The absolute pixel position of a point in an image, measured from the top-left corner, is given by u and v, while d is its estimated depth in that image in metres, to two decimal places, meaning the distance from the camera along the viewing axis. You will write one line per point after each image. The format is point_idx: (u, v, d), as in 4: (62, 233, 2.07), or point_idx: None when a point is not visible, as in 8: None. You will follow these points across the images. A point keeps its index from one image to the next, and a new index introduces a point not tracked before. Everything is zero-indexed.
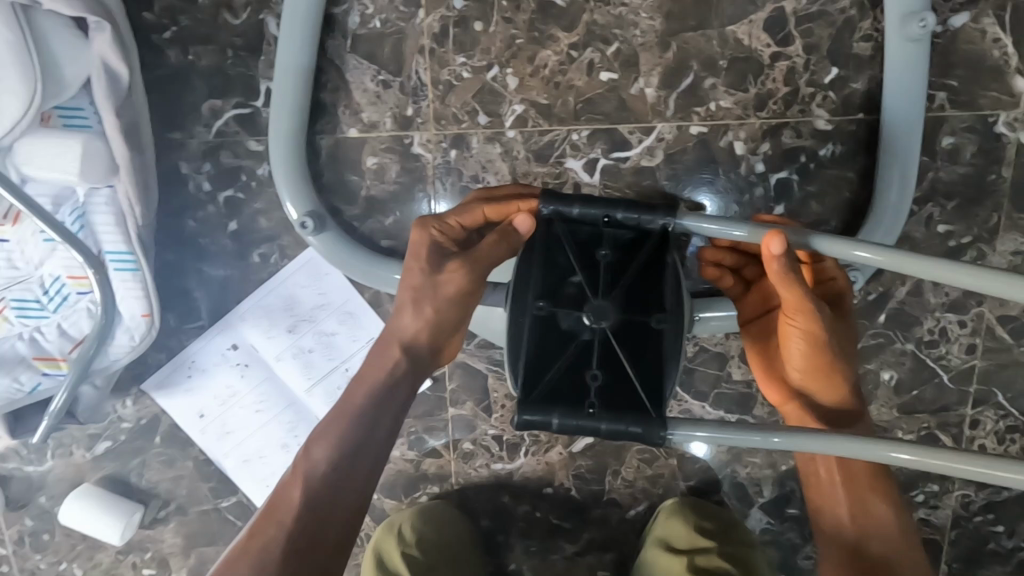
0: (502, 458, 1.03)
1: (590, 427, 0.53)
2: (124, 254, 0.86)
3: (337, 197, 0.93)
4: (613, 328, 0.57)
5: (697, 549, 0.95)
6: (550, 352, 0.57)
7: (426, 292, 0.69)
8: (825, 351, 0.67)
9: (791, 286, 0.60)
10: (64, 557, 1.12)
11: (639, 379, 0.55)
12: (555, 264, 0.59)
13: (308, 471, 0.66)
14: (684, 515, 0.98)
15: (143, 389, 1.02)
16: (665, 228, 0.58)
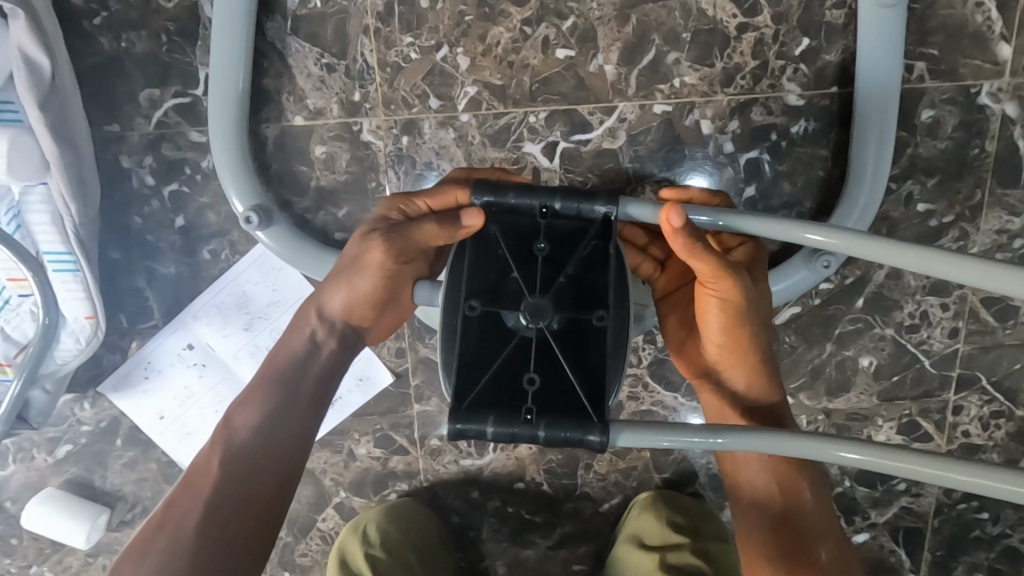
0: (471, 454, 1.00)
1: (524, 435, 0.50)
2: (63, 255, 0.83)
3: (286, 189, 0.88)
4: (551, 327, 0.53)
5: (668, 545, 0.92)
6: (485, 356, 0.53)
7: (349, 268, 0.71)
8: (739, 325, 0.64)
9: (704, 256, 0.58)
10: (34, 560, 1.10)
11: (580, 381, 0.52)
12: (491, 259, 0.56)
13: (226, 443, 0.66)
14: (655, 510, 0.95)
15: (101, 391, 1.00)
16: (606, 217, 0.55)
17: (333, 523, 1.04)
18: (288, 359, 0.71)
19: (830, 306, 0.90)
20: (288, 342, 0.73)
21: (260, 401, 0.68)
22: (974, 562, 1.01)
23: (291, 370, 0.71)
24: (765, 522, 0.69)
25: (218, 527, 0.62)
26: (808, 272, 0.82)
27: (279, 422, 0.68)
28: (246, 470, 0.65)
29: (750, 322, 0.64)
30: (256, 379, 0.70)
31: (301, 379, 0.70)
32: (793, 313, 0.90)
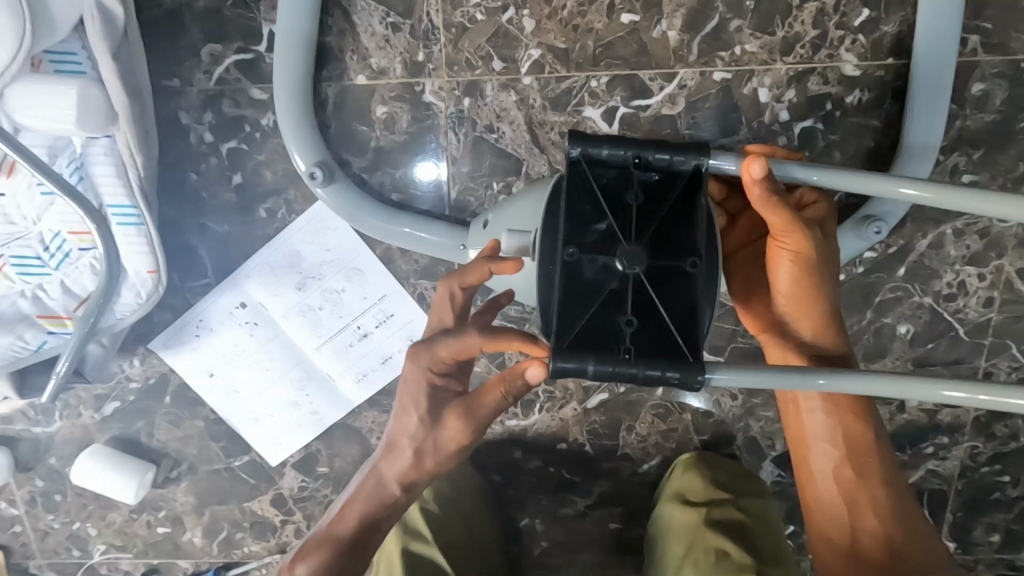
0: (517, 415, 1.03)
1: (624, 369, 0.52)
2: (126, 208, 0.83)
3: (345, 147, 0.89)
4: (646, 272, 0.55)
5: (710, 501, 0.97)
6: (582, 298, 0.55)
7: (427, 448, 0.72)
8: (813, 277, 0.67)
9: (774, 210, 0.60)
10: (77, 516, 1.12)
11: (674, 324, 0.54)
12: (585, 207, 0.57)
13: (316, 556, 0.71)
14: (699, 469, 0.99)
15: (150, 347, 1.00)
16: (697, 168, 0.57)
17: None
18: (388, 476, 0.74)
19: (872, 274, 0.93)
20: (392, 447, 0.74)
21: (357, 512, 0.74)
22: (991, 522, 1.06)
23: (386, 484, 0.74)
24: (824, 480, 0.78)
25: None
26: (856, 237, 0.85)
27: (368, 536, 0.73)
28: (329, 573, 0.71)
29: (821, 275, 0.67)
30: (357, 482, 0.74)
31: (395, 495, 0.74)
32: (837, 280, 0.93)
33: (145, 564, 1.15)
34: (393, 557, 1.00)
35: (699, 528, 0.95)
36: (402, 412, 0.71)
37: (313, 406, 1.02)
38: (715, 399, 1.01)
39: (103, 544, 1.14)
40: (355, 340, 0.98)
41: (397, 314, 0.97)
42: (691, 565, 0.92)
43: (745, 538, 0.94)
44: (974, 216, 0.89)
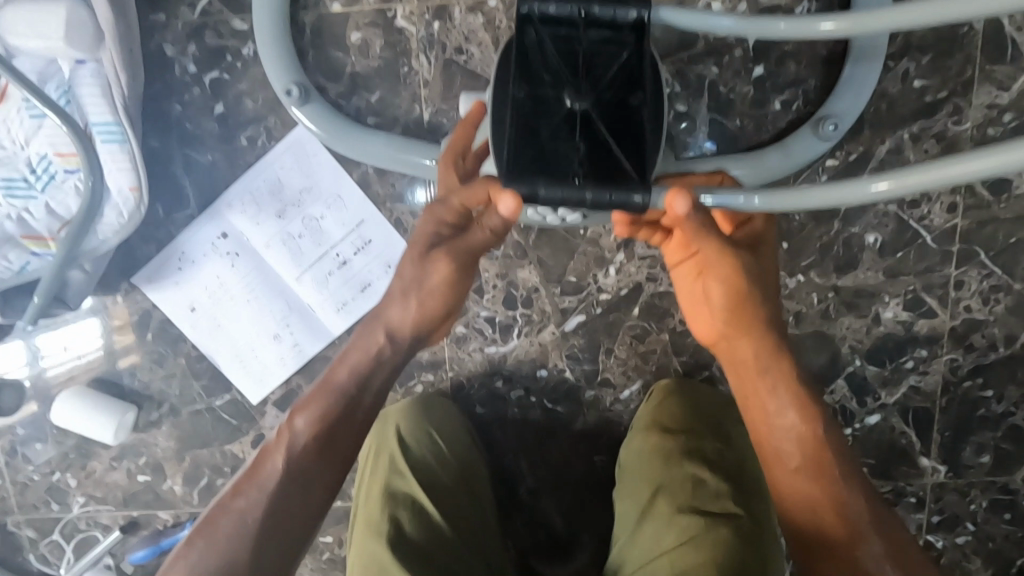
0: (496, 342, 1.03)
1: (575, 192, 0.55)
2: (111, 126, 0.87)
3: (322, 74, 0.94)
4: (592, 110, 0.59)
5: (685, 428, 0.96)
6: (536, 135, 0.58)
7: (414, 284, 0.75)
8: (745, 295, 0.73)
9: (705, 236, 0.69)
10: (57, 466, 1.12)
11: (621, 156, 0.58)
12: (537, 59, 0.61)
13: (312, 410, 0.72)
14: (678, 396, 0.98)
15: (133, 283, 1.02)
16: (639, 21, 0.62)
17: None
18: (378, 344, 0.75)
19: (836, 182, 0.95)
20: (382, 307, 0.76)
21: (348, 384, 0.74)
22: (981, 442, 1.05)
23: (376, 349, 0.75)
24: (773, 412, 0.72)
25: (287, 494, 0.69)
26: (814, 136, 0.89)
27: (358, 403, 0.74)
28: (317, 445, 0.71)
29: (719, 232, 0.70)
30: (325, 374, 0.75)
31: (386, 360, 0.76)
32: (803, 190, 0.95)
33: (124, 517, 1.13)
34: (371, 492, 0.95)
35: (674, 457, 0.94)
36: (408, 250, 0.76)
37: (293, 338, 1.03)
38: None
39: (82, 496, 1.13)
40: (334, 268, 1.00)
41: (375, 240, 0.99)
42: (665, 494, 0.91)
43: (721, 461, 0.94)
44: (929, 121, 0.92)
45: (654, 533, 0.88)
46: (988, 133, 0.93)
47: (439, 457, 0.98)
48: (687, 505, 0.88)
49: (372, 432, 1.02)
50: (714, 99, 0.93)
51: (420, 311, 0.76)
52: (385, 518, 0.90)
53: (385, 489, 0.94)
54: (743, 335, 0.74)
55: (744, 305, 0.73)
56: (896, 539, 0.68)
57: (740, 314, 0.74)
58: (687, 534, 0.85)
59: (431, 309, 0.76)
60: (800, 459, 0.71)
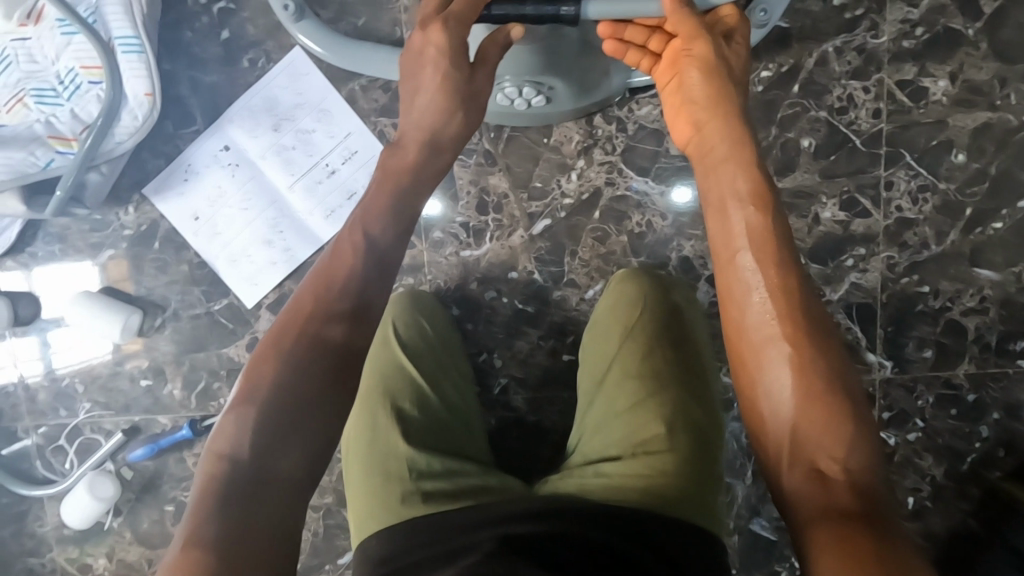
0: (470, 246, 1.13)
1: (520, 9, 0.86)
2: (130, 38, 0.99)
3: (315, 3, 1.07)
4: None
5: (644, 308, 1.01)
6: None
7: (461, 90, 0.87)
8: (718, 79, 0.83)
9: (687, 23, 0.84)
10: (67, 373, 1.21)
11: None
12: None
13: (378, 210, 0.82)
14: (635, 279, 1.04)
15: (144, 194, 1.14)
16: None
17: None
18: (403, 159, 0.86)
19: (771, 92, 1.06)
20: (411, 127, 0.88)
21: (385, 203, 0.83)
22: (921, 336, 1.12)
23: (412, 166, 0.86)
24: (723, 190, 0.77)
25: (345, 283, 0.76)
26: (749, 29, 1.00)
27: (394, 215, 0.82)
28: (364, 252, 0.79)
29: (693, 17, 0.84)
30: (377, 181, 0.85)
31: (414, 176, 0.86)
32: None
33: (126, 422, 1.21)
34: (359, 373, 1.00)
35: (631, 335, 1.00)
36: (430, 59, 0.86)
37: (285, 243, 1.13)
38: (648, 220, 1.11)
39: (88, 402, 1.21)
40: (323, 177, 1.12)
41: (361, 150, 1.11)
42: (623, 367, 0.97)
43: (674, 334, 1.00)
44: (850, 35, 1.04)
45: (613, 399, 0.95)
46: (903, 45, 1.05)
47: (417, 344, 1.03)
48: (645, 375, 0.95)
49: None
50: None
51: (444, 113, 0.87)
52: (374, 390, 0.97)
53: (371, 367, 1.00)
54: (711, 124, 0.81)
55: (719, 95, 0.82)
56: (824, 329, 0.68)
57: (709, 109, 0.82)
58: (639, 398, 0.93)
59: (471, 110, 0.89)
60: (738, 232, 0.73)
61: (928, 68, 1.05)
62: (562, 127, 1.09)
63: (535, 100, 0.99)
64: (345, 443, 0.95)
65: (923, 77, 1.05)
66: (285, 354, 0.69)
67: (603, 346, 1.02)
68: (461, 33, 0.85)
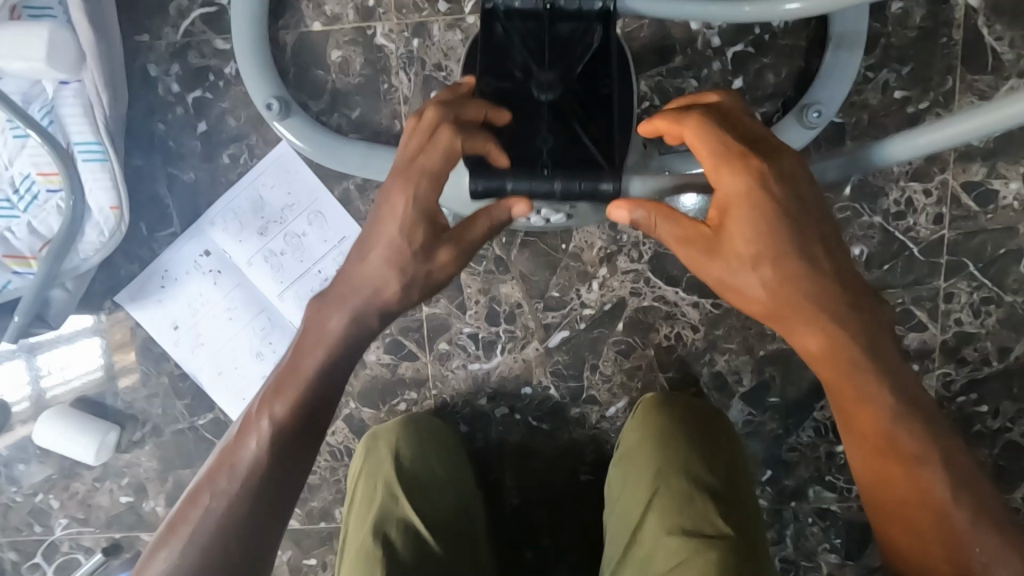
0: (479, 358, 1.02)
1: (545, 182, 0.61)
2: (92, 145, 0.87)
3: (305, 93, 0.94)
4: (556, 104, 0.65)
5: (680, 447, 0.93)
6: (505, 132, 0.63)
7: (416, 279, 0.62)
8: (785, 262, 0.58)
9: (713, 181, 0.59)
10: (41, 487, 1.10)
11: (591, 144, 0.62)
12: (503, 51, 0.65)
13: (287, 394, 0.63)
14: (662, 405, 0.97)
15: (117, 301, 1.02)
16: (605, 9, 0.67)
17: (343, 436, 1.06)
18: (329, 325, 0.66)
19: None
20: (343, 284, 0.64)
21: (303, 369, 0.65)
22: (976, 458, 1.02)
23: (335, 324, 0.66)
24: (865, 389, 0.59)
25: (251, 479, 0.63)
26: (799, 129, 0.87)
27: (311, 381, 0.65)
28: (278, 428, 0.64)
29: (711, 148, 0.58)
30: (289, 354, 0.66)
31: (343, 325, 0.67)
32: None
33: (107, 540, 1.11)
34: (358, 514, 0.90)
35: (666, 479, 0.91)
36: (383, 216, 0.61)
37: (276, 356, 1.03)
38: (678, 332, 1.00)
39: (65, 518, 1.11)
40: (316, 285, 1.00)
41: None
42: (658, 515, 0.87)
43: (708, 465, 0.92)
44: None
45: (648, 556, 0.84)
46: (972, 143, 0.92)
47: (429, 481, 0.95)
48: (681, 528, 0.84)
49: (360, 447, 0.99)
50: None
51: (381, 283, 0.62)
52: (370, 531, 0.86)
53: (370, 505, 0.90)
54: (838, 301, 0.58)
55: (790, 286, 0.58)
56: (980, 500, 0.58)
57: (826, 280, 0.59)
58: (680, 556, 0.80)
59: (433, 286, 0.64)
60: (894, 440, 0.59)
61: (999, 168, 0.92)
62: (583, 232, 0.98)
63: (555, 218, 0.86)
64: None
65: (993, 178, 0.93)
66: (167, 560, 0.59)
67: (637, 489, 0.92)
68: (433, 195, 0.60)
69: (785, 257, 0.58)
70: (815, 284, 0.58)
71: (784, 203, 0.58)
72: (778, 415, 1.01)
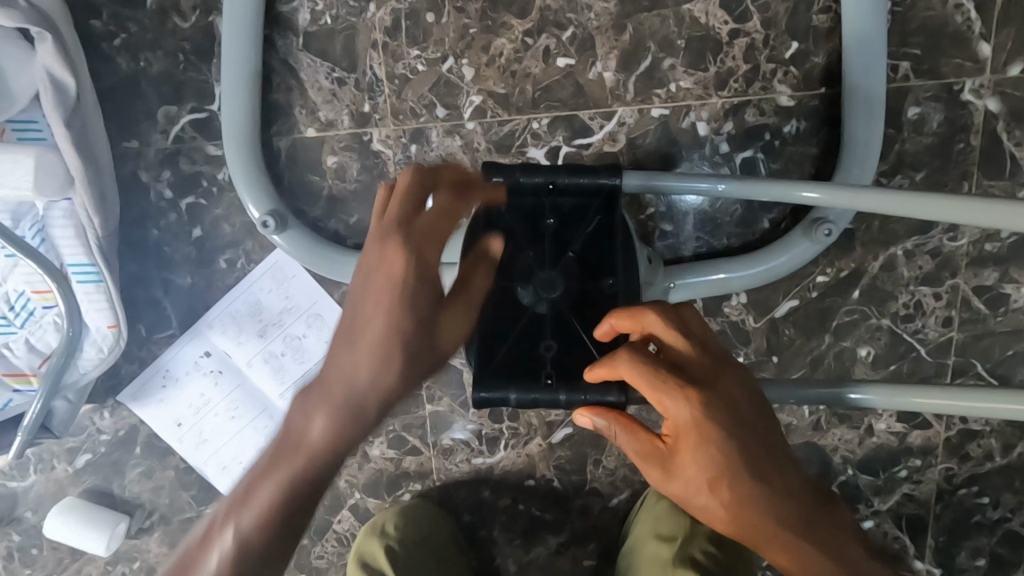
0: (482, 453, 1.02)
1: (549, 394, 0.61)
2: (86, 267, 0.86)
3: (300, 198, 0.92)
4: (560, 297, 0.66)
5: (688, 535, 0.90)
6: (502, 328, 0.65)
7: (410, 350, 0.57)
8: (739, 473, 0.52)
9: (652, 396, 0.53)
10: (52, 571, 1.11)
11: (592, 343, 0.64)
12: (502, 237, 0.67)
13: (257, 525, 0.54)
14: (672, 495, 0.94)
15: (119, 400, 1.02)
16: (610, 189, 0.68)
17: (348, 524, 1.06)
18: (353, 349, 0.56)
19: (827, 298, 0.93)
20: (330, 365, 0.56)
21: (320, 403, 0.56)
22: (977, 547, 1.01)
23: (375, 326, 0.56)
24: None
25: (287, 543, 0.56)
26: (806, 242, 0.84)
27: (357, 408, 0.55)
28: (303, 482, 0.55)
29: (648, 358, 0.54)
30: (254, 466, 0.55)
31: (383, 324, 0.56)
32: (792, 306, 0.93)
33: None
34: None
35: (673, 564, 0.87)
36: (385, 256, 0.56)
37: None
38: None
39: None
40: None
41: None
42: None
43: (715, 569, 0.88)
44: (923, 238, 0.90)
45: None
46: (984, 248, 0.90)
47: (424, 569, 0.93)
48: None
49: (362, 533, 0.99)
50: (698, 218, 0.91)
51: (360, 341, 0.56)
52: None
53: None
54: (800, 519, 0.52)
55: (755, 492, 0.52)
56: None
57: (787, 494, 0.52)
58: None
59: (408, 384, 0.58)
60: None
61: (1011, 273, 0.90)
62: None
63: None
64: None
65: (1005, 283, 0.91)
66: None
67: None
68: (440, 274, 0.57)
69: (746, 482, 0.52)
70: (779, 507, 0.52)
71: (733, 427, 0.52)
72: None
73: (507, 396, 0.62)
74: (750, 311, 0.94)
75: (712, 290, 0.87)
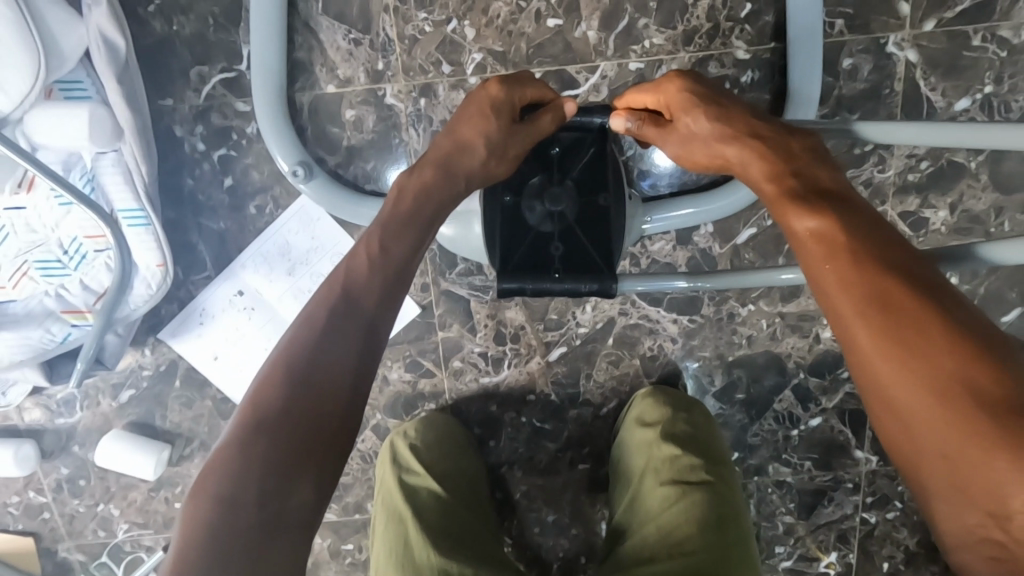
0: (489, 372, 1.17)
1: (557, 283, 0.78)
2: (135, 211, 0.97)
3: (321, 148, 1.03)
4: (566, 208, 0.81)
5: (668, 420, 1.06)
6: (519, 237, 0.81)
7: (437, 183, 0.76)
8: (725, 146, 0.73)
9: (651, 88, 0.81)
10: (100, 499, 1.22)
11: (591, 246, 0.81)
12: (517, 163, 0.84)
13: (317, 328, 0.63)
14: (656, 395, 1.10)
15: (159, 337, 1.12)
16: (602, 124, 0.82)
17: (371, 443, 1.20)
18: (387, 243, 0.70)
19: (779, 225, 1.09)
20: (395, 206, 0.73)
21: (330, 316, 0.64)
22: None
23: (396, 252, 0.70)
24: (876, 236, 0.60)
25: (297, 425, 0.58)
26: None
27: (367, 341, 0.65)
28: (283, 432, 0.58)
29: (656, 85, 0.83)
30: (323, 306, 0.65)
31: (404, 246, 0.71)
32: (751, 233, 1.09)
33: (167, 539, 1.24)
34: (384, 491, 1.05)
35: (656, 444, 1.04)
36: (451, 137, 0.78)
37: None
38: (659, 344, 1.16)
39: (124, 524, 1.23)
40: None
41: None
42: (651, 473, 1.01)
43: (695, 444, 1.03)
44: (858, 170, 1.07)
45: (640, 503, 0.99)
46: (908, 178, 1.07)
47: (444, 462, 1.08)
48: (671, 478, 0.98)
49: (389, 437, 1.13)
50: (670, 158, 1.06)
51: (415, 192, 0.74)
52: (395, 503, 1.01)
53: (391, 486, 1.04)
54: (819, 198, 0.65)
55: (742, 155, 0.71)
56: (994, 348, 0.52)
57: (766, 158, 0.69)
58: (671, 500, 0.95)
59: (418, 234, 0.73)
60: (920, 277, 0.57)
61: (930, 200, 1.08)
62: None
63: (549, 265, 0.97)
64: (376, 560, 0.98)
65: (925, 208, 1.08)
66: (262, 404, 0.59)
67: (636, 456, 1.06)
68: (467, 152, 0.77)
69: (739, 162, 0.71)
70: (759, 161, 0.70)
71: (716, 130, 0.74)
72: (744, 408, 1.19)
73: (523, 285, 0.78)
74: (716, 239, 1.10)
75: (674, 223, 1.02)
